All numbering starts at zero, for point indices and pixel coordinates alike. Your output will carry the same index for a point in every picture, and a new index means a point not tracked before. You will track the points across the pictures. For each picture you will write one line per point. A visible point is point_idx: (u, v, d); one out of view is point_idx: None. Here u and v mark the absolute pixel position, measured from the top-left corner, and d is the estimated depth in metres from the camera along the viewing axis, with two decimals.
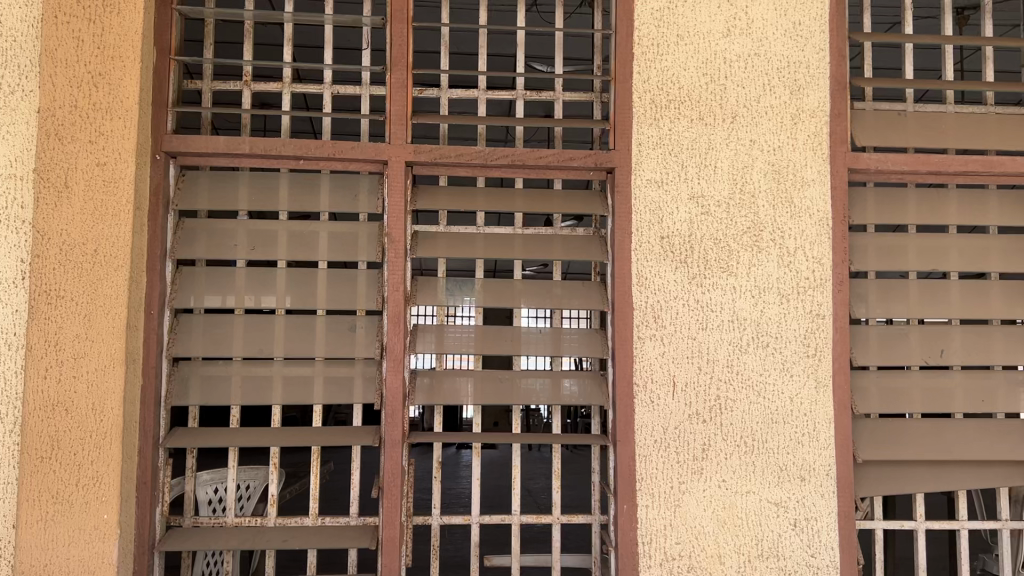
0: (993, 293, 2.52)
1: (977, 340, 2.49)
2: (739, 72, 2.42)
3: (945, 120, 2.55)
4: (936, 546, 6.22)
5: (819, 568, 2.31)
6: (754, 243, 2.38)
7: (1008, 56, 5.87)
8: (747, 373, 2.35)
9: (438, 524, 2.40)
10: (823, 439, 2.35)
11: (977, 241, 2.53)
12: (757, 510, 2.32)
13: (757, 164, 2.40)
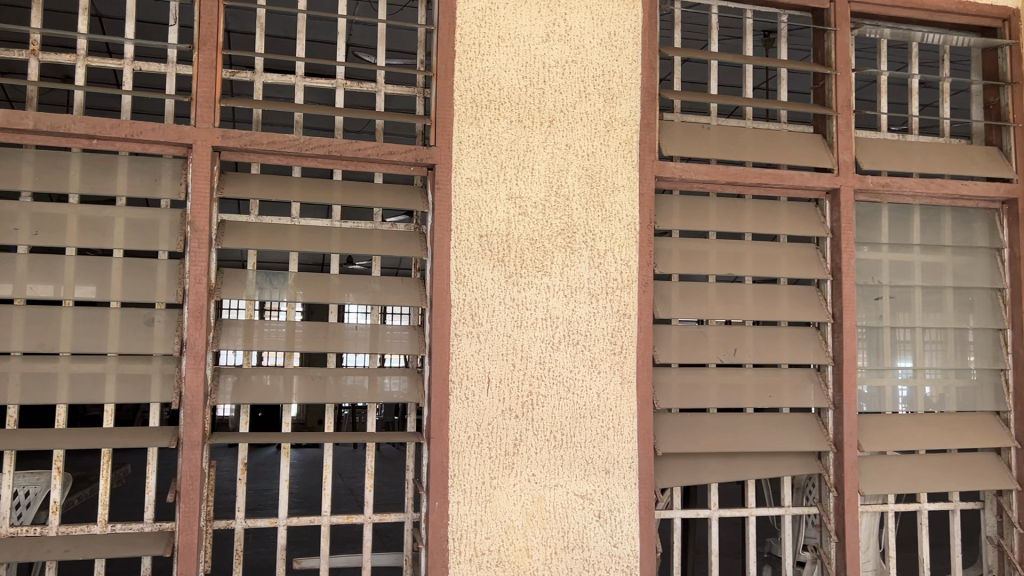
0: (782, 296, 2.72)
1: (766, 340, 2.69)
2: (556, 78, 2.48)
3: (744, 135, 2.73)
4: (732, 534, 6.65)
5: (620, 557, 2.41)
6: (567, 244, 2.44)
7: (798, 78, 6.37)
8: (558, 370, 2.42)
9: (241, 528, 2.28)
10: (626, 433, 2.45)
11: (769, 249, 2.73)
12: (564, 503, 2.38)
13: (572, 168, 2.47)
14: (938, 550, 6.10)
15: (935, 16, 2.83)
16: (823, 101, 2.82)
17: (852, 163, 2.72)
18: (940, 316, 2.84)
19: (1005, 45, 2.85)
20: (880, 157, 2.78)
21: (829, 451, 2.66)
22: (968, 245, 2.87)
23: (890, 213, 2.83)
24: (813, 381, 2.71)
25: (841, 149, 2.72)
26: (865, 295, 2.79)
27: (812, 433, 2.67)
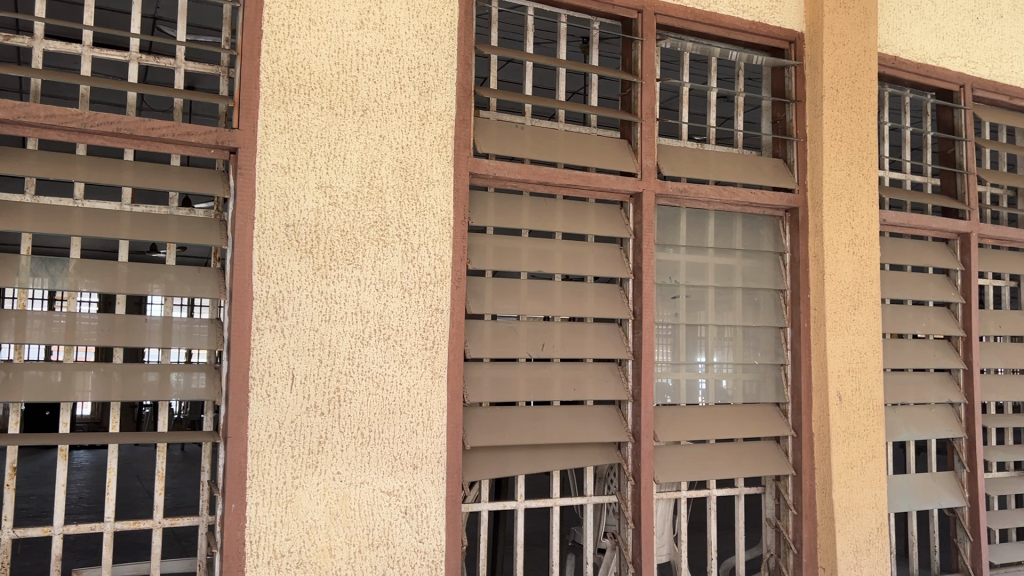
0: (589, 294, 2.82)
1: (573, 336, 2.78)
2: (370, 66, 2.43)
3: (556, 136, 2.80)
4: (540, 525, 6.85)
5: (426, 552, 2.40)
6: (379, 237, 2.40)
7: (606, 85, 6.61)
8: (367, 365, 2.37)
9: (8, 538, 2.06)
10: (435, 428, 2.44)
11: (578, 248, 2.82)
12: (369, 500, 2.34)
13: (385, 160, 2.42)
14: (725, 532, 6.57)
15: (731, 34, 3.02)
16: (629, 107, 2.95)
17: (654, 168, 2.87)
18: (729, 314, 3.04)
19: (790, 65, 3.09)
20: (679, 164, 2.95)
21: (628, 441, 2.79)
22: (756, 249, 3.09)
23: (688, 217, 3.01)
24: (615, 375, 2.83)
25: (644, 155, 2.86)
26: (663, 294, 2.95)
27: (613, 424, 2.79)
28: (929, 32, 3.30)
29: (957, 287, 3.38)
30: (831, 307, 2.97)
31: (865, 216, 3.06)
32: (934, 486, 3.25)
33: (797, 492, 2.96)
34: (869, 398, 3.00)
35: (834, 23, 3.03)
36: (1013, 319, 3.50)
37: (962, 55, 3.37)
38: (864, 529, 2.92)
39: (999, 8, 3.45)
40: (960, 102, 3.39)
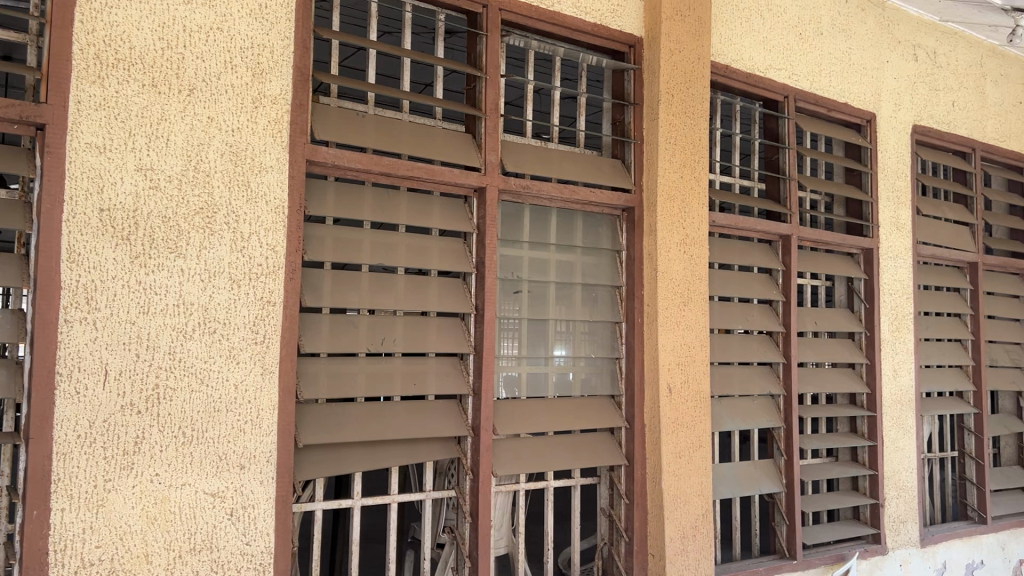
0: (432, 288, 2.79)
1: (414, 330, 2.74)
2: (199, 44, 2.29)
3: (399, 126, 2.75)
4: (378, 522, 6.76)
5: (253, 555, 2.31)
6: (205, 225, 2.27)
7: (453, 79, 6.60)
8: (190, 361, 2.24)
9: None
10: (265, 426, 2.35)
11: (420, 241, 2.78)
12: (191, 503, 2.22)
13: (213, 143, 2.30)
14: (561, 522, 6.72)
15: (574, 34, 3.07)
16: (473, 101, 2.94)
17: (497, 164, 2.87)
18: (569, 310, 3.10)
19: (630, 69, 3.19)
20: (523, 160, 2.97)
21: (467, 436, 2.79)
22: (595, 246, 3.16)
23: (531, 213, 3.04)
24: (455, 370, 2.82)
25: (488, 150, 2.86)
26: (506, 289, 2.97)
27: (452, 419, 2.78)
28: (758, 44, 3.48)
29: (778, 286, 3.60)
30: (664, 303, 3.08)
31: (697, 216, 3.20)
32: (755, 472, 3.45)
33: (630, 482, 3.07)
34: (697, 390, 3.14)
35: (671, 30, 3.14)
36: (827, 316, 3.77)
37: (786, 67, 3.58)
38: (691, 516, 3.06)
39: (820, 25, 3.69)
40: (785, 112, 3.61)
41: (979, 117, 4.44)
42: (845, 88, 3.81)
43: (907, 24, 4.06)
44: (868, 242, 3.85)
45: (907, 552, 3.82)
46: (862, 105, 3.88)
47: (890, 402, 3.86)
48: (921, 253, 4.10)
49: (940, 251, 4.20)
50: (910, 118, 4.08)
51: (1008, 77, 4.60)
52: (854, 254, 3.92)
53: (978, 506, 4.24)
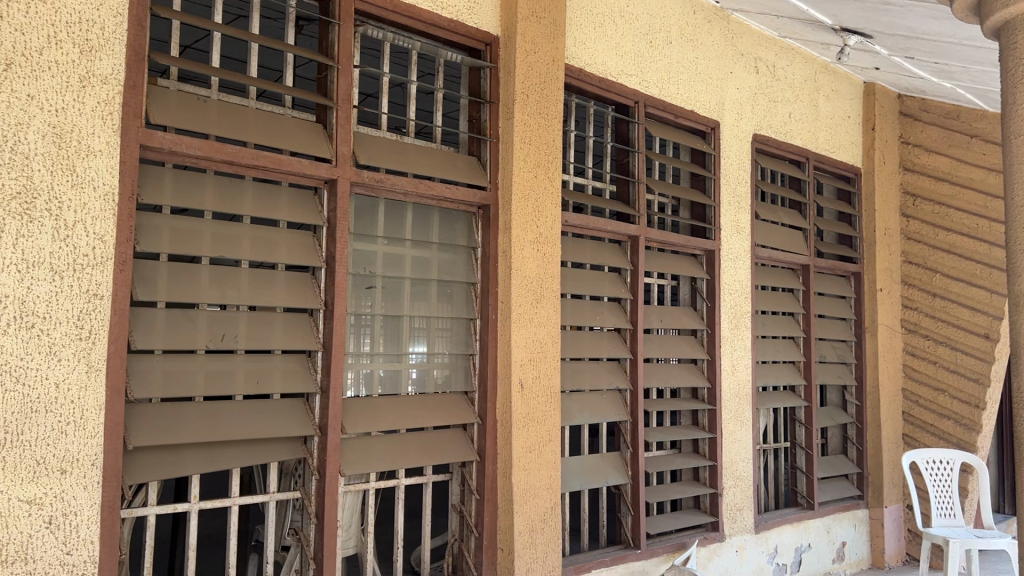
0: (278, 282, 2.70)
1: (259, 326, 2.64)
2: (18, 15, 2.11)
3: (246, 114, 2.64)
4: (216, 527, 6.46)
5: (74, 566, 2.15)
6: (23, 211, 2.10)
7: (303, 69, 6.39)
8: (3, 358, 2.06)
9: None
10: (90, 427, 2.20)
11: (267, 234, 2.69)
12: (3, 512, 2.04)
13: (33, 123, 2.13)
14: (412, 520, 6.67)
15: (430, 29, 3.05)
16: (324, 92, 2.87)
17: (349, 156, 2.82)
18: (423, 306, 3.07)
19: (486, 67, 3.19)
20: (376, 153, 2.92)
21: (314, 435, 2.72)
22: (451, 243, 3.15)
23: (385, 207, 2.99)
24: (302, 367, 2.75)
25: (339, 141, 2.80)
26: (357, 284, 2.91)
27: (297, 418, 2.70)
28: (610, 49, 3.58)
29: (627, 284, 3.71)
30: (517, 301, 3.11)
31: (550, 215, 3.25)
32: (602, 465, 3.55)
33: (481, 478, 3.08)
34: (547, 385, 3.19)
35: (527, 31, 3.18)
36: (672, 315, 3.93)
37: (637, 73, 3.70)
38: (539, 510, 3.11)
39: (669, 34, 3.84)
40: (635, 117, 3.73)
41: (813, 129, 4.75)
42: (692, 96, 3.98)
43: (748, 38, 4.28)
44: (711, 244, 4.04)
45: (743, 539, 4.04)
46: (707, 113, 4.06)
47: (729, 396, 4.07)
48: (758, 255, 4.35)
49: (776, 254, 4.46)
50: (750, 127, 4.31)
51: (838, 92, 4.94)
52: (698, 255, 4.10)
53: (807, 493, 4.54)
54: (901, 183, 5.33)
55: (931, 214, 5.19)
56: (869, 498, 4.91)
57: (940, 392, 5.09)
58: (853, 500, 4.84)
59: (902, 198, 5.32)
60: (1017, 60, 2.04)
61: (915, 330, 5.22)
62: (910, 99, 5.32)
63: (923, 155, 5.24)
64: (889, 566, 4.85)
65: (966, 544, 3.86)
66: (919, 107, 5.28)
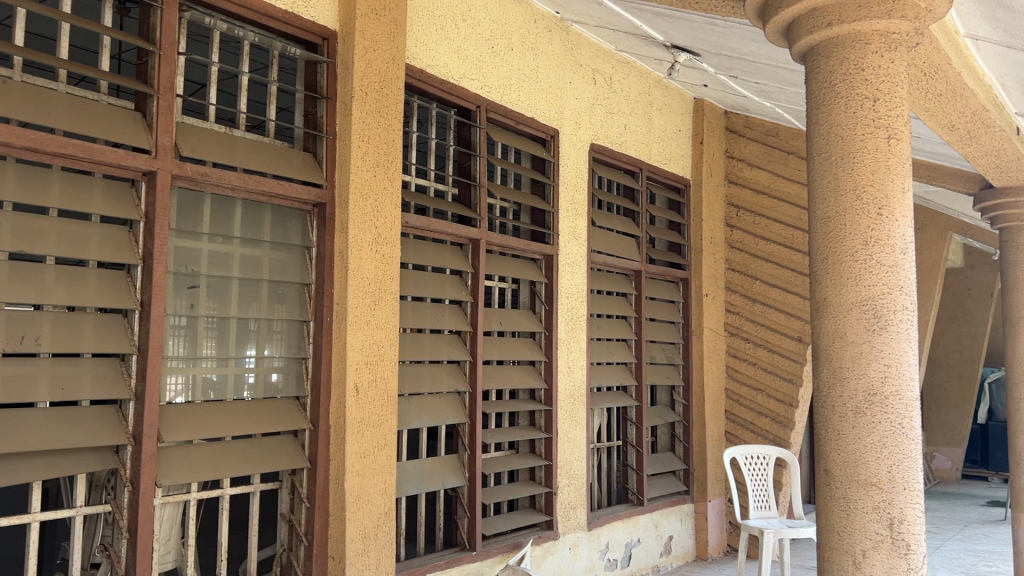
0: (89, 280, 2.51)
1: (66, 327, 2.44)
2: None
3: (53, 98, 2.44)
4: (17, 547, 5.92)
5: None
6: None
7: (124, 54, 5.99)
8: None
9: None
10: None
11: (76, 228, 2.49)
12: None
13: None
14: (240, 530, 6.39)
15: (262, 19, 2.92)
16: (144, 78, 2.69)
17: (170, 147, 2.66)
18: (253, 307, 2.94)
19: (324, 62, 3.10)
20: (202, 146, 2.77)
21: (126, 444, 2.55)
22: (284, 242, 3.03)
23: (212, 203, 2.84)
24: (114, 372, 2.56)
25: (160, 132, 2.63)
26: (179, 283, 2.74)
27: (109, 426, 2.52)
28: (451, 52, 3.58)
29: (467, 287, 3.71)
30: (352, 303, 3.04)
31: (388, 216, 3.19)
32: (439, 468, 3.54)
33: (312, 485, 2.98)
34: (383, 389, 3.14)
35: (366, 28, 3.12)
36: (511, 318, 3.97)
37: (478, 77, 3.71)
38: (373, 515, 3.06)
39: (510, 40, 3.88)
40: (476, 121, 3.75)
41: (646, 141, 4.95)
42: (532, 103, 4.04)
43: (587, 49, 4.41)
44: (549, 248, 4.12)
45: (575, 536, 4.14)
46: (547, 120, 4.14)
47: (564, 398, 4.17)
48: (594, 261, 4.48)
49: (611, 259, 4.62)
50: (588, 136, 4.44)
51: (670, 106, 5.18)
52: (537, 259, 4.16)
53: (637, 489, 4.73)
54: (726, 195, 5.66)
55: (752, 224, 5.54)
56: (695, 493, 5.18)
57: (758, 391, 5.44)
58: (680, 495, 5.08)
59: (727, 209, 5.65)
60: (819, 82, 2.20)
61: (737, 333, 5.55)
62: (735, 116, 5.66)
63: (746, 169, 5.59)
64: (710, 556, 5.13)
65: (778, 533, 4.14)
66: (742, 124, 5.63)
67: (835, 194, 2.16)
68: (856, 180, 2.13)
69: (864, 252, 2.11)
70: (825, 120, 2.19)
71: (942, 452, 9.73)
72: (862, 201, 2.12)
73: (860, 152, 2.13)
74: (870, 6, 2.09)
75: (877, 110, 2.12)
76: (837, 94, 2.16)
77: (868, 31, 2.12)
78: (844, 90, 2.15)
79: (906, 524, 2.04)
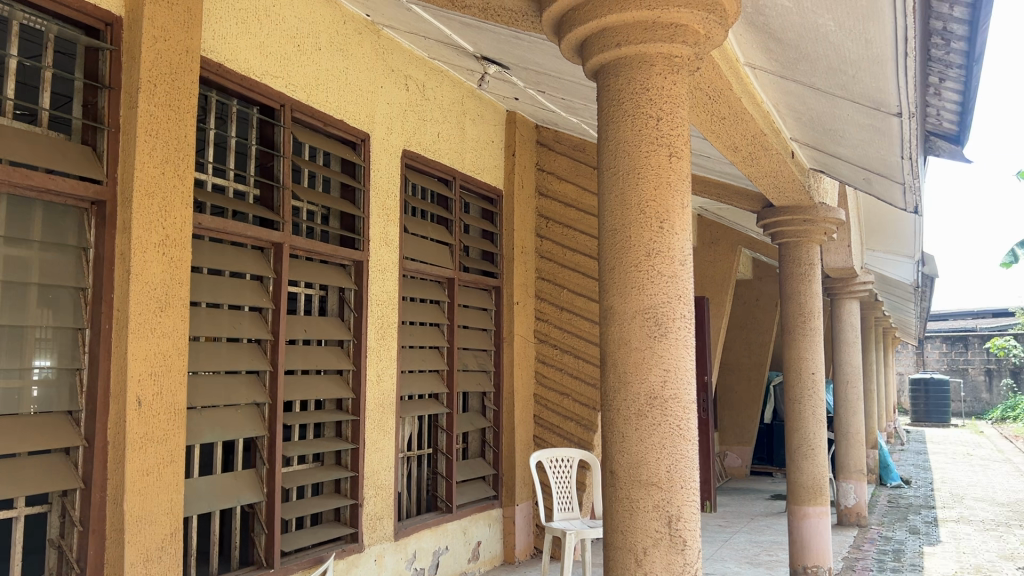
0: None
1: None
2: None
3: None
4: None
5: None
6: None
7: None
8: None
9: None
10: None
11: None
12: None
13: None
14: (8, 559, 5.80)
15: None
16: None
17: None
18: (17, 313, 2.67)
19: (106, 49, 2.86)
20: None
21: None
22: (56, 242, 2.77)
23: None
24: None
25: None
26: None
27: None
28: (253, 47, 3.43)
29: (269, 293, 3.56)
30: (136, 309, 2.83)
31: (179, 216, 3.00)
32: (234, 484, 3.36)
33: (85, 507, 2.74)
34: (170, 401, 2.94)
35: (155, 16, 2.92)
36: (317, 325, 3.84)
37: (282, 75, 3.58)
38: (157, 537, 2.85)
39: (317, 40, 3.78)
40: (281, 121, 3.61)
41: (459, 150, 4.98)
42: (341, 105, 3.95)
43: (399, 55, 4.38)
44: (359, 254, 4.04)
45: (381, 547, 4.08)
46: (357, 124, 4.07)
47: (371, 407, 4.10)
48: (406, 268, 4.44)
49: (423, 267, 4.60)
50: (400, 142, 4.41)
51: (483, 117, 5.25)
52: (346, 265, 4.07)
53: (446, 497, 4.73)
54: (537, 206, 5.81)
55: (561, 235, 5.73)
56: (503, 498, 5.26)
57: (565, 397, 5.61)
58: (489, 501, 5.13)
59: (537, 220, 5.80)
60: (609, 100, 2.30)
61: (546, 340, 5.70)
62: (546, 130, 5.83)
63: (556, 182, 5.77)
64: (517, 558, 5.23)
65: (580, 533, 4.27)
66: (552, 138, 5.80)
67: (621, 207, 2.26)
68: (640, 194, 2.24)
69: (646, 263, 2.22)
70: (614, 136, 2.28)
71: (734, 450, 10.49)
72: (645, 214, 2.23)
73: (645, 168, 2.23)
74: (654, 30, 2.20)
75: (660, 129, 2.24)
76: (624, 113, 2.26)
77: (652, 53, 2.23)
78: (630, 108, 2.25)
79: (682, 521, 2.16)
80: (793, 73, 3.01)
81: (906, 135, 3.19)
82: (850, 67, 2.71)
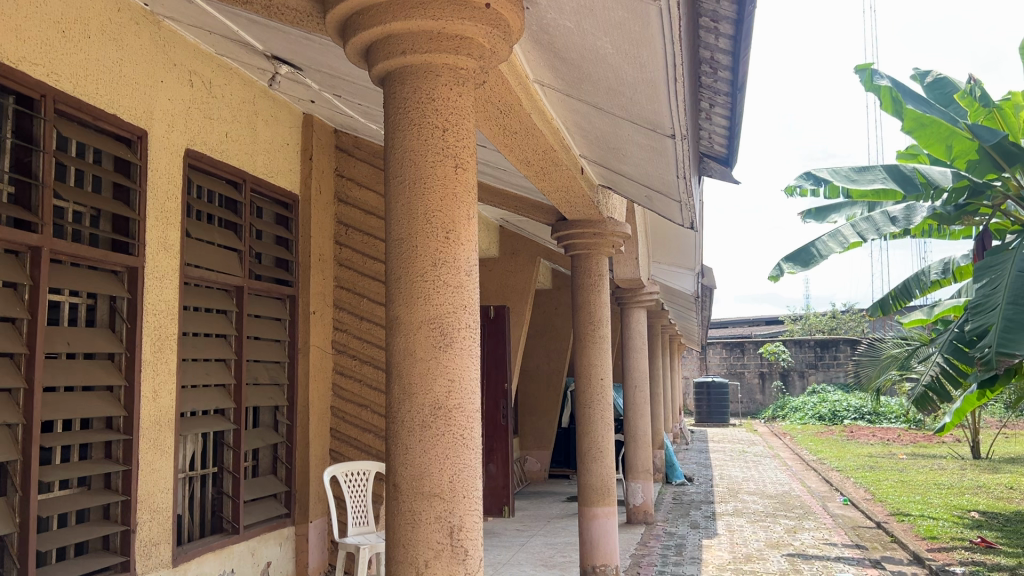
0: None
1: None
2: None
3: None
4: None
5: None
6: None
7: None
8: None
9: None
10: None
11: None
12: None
13: None
14: None
15: None
16: None
17: None
18: None
19: None
20: None
21: None
22: None
23: None
24: None
25: None
26: None
27: None
28: (8, 30, 3.09)
29: (24, 303, 3.21)
30: None
31: None
32: None
33: None
34: None
35: None
36: (83, 337, 3.52)
37: (43, 63, 3.26)
38: None
39: (85, 27, 3.48)
40: (40, 112, 3.27)
41: (250, 152, 4.77)
42: (114, 100, 3.65)
43: (182, 48, 4.13)
44: (133, 260, 3.74)
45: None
46: (132, 120, 3.78)
47: (146, 425, 3.81)
48: (187, 275, 4.18)
49: (208, 275, 4.36)
50: (182, 141, 4.14)
51: (277, 119, 5.06)
52: (118, 272, 3.75)
53: (232, 517, 4.49)
54: (335, 213, 5.70)
55: (361, 243, 5.66)
56: (296, 515, 5.08)
57: (363, 408, 5.52)
58: (281, 519, 4.93)
59: (336, 227, 5.68)
60: (395, 108, 2.27)
61: (344, 350, 5.57)
62: (345, 135, 5.72)
63: (356, 189, 5.71)
64: None
65: (374, 547, 4.23)
66: (352, 143, 5.72)
67: (408, 217, 2.23)
68: (426, 204, 2.23)
69: (433, 273, 2.21)
70: (400, 145, 2.25)
71: (533, 455, 10.79)
72: (432, 224, 2.22)
73: (431, 178, 2.23)
74: (440, 41, 2.20)
75: (446, 140, 2.25)
76: (410, 122, 2.24)
77: (438, 64, 2.23)
78: (417, 118, 2.24)
79: (464, 531, 2.17)
80: (578, 93, 3.13)
81: (679, 156, 3.42)
82: (626, 89, 2.86)
